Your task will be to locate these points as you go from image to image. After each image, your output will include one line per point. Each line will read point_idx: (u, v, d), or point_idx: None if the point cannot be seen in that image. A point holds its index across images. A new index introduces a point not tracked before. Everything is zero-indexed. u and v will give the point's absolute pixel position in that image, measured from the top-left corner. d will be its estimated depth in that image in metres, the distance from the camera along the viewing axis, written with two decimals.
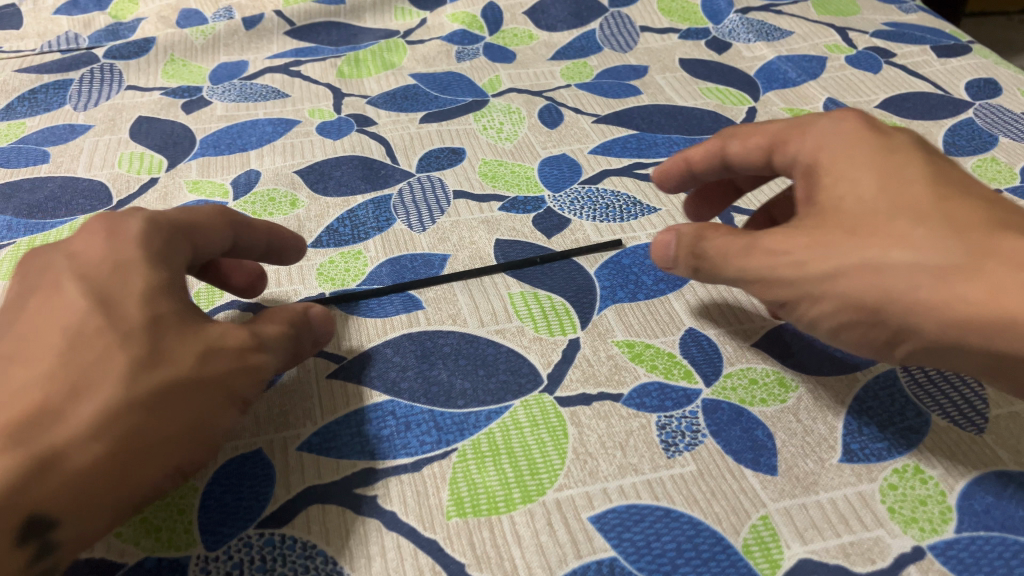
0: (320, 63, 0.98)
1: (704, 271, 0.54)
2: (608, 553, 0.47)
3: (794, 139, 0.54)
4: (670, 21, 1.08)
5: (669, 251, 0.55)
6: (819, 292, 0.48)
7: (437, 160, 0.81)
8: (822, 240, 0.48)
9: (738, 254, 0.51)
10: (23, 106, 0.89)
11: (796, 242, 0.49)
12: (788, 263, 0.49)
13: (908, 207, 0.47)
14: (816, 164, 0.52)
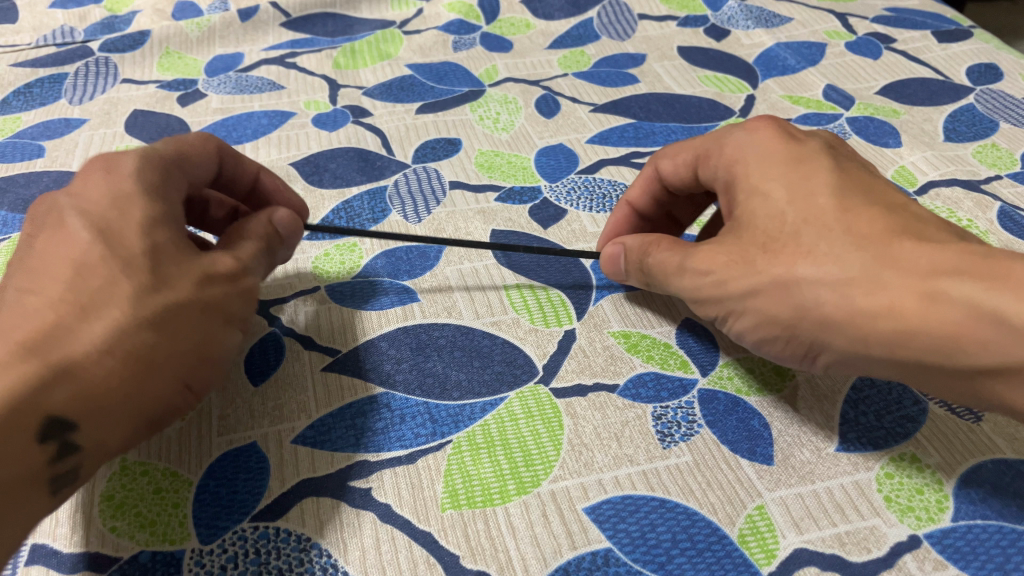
0: (316, 54, 0.98)
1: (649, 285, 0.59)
2: (603, 544, 0.47)
3: (704, 162, 0.59)
4: (669, 9, 1.07)
5: (620, 269, 0.60)
6: (741, 304, 0.51)
7: (433, 151, 0.80)
8: (742, 259, 0.51)
9: (668, 275, 0.55)
10: (18, 100, 0.89)
11: (717, 266, 0.52)
12: (714, 284, 0.52)
13: (799, 222, 0.50)
14: (748, 176, 0.54)
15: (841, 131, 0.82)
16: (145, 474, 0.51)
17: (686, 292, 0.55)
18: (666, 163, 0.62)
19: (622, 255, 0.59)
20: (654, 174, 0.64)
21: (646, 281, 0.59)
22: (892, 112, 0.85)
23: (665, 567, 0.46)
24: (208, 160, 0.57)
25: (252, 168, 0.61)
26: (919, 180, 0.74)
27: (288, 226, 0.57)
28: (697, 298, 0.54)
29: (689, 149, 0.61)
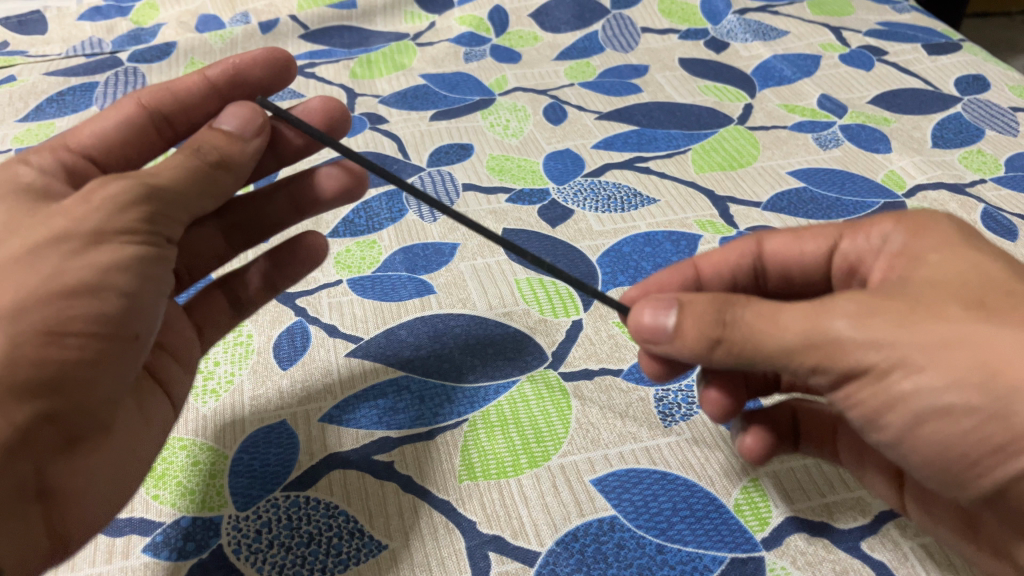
0: (333, 64, 1.03)
1: (731, 335, 0.41)
2: (609, 511, 0.50)
3: (852, 242, 0.50)
4: (671, 22, 1.12)
5: (667, 326, 0.43)
6: (901, 356, 0.38)
7: (447, 155, 0.85)
8: (911, 320, 0.38)
9: (765, 322, 0.40)
10: (52, 107, 0.94)
11: (869, 323, 0.38)
12: (870, 339, 0.38)
13: (990, 284, 0.40)
14: (913, 254, 0.44)
15: (834, 138, 0.86)
16: (185, 448, 0.55)
17: (806, 324, 0.39)
18: (777, 241, 0.53)
19: (673, 310, 0.43)
20: (752, 255, 0.54)
21: (716, 333, 0.41)
22: (883, 120, 0.89)
23: (666, 532, 0.49)
24: (119, 121, 0.56)
25: (193, 81, 0.57)
26: (908, 183, 0.79)
27: (224, 120, 0.51)
28: (804, 345, 0.39)
29: (811, 236, 0.52)
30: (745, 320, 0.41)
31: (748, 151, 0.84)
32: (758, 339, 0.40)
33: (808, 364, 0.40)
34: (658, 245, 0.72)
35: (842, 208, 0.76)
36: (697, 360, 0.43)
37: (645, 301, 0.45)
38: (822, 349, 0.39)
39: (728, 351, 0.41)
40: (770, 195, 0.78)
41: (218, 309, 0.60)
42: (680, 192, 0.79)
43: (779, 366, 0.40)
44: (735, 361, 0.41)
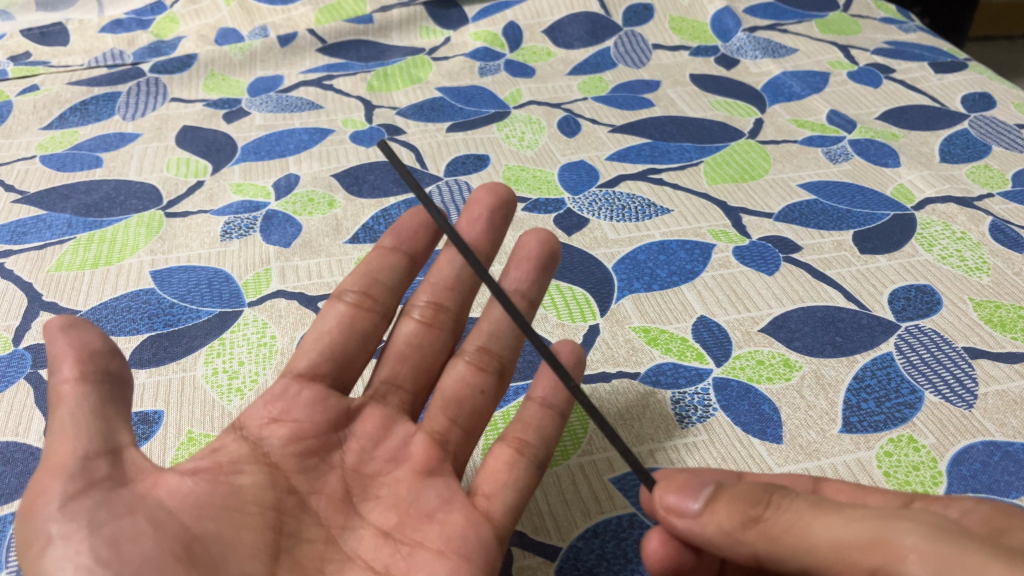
0: (351, 77, 1.05)
1: (770, 519, 0.37)
2: (628, 509, 0.51)
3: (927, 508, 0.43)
4: (681, 39, 1.15)
5: (693, 506, 0.40)
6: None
7: (463, 165, 0.86)
8: (1007, 555, 0.33)
9: (818, 514, 0.36)
10: (75, 116, 0.96)
11: (945, 538, 0.34)
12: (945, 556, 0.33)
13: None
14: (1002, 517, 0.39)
15: (844, 152, 0.88)
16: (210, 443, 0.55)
17: (871, 524, 0.35)
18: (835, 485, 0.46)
19: (704, 493, 0.40)
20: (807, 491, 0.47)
21: (754, 513, 0.38)
22: (891, 135, 0.91)
23: None
24: (328, 318, 0.53)
25: (373, 254, 0.58)
26: (917, 197, 0.80)
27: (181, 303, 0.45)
28: (860, 544, 0.35)
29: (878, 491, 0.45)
30: (791, 508, 0.37)
31: (759, 163, 0.86)
32: (804, 527, 0.36)
33: (867, 568, 0.35)
34: (672, 254, 0.73)
35: (852, 220, 0.77)
36: (721, 546, 0.39)
37: (672, 477, 0.41)
38: (885, 549, 0.34)
39: (762, 534, 0.37)
40: (782, 207, 0.79)
41: (501, 466, 0.48)
42: (693, 203, 0.80)
43: (822, 565, 0.36)
44: (764, 547, 0.38)
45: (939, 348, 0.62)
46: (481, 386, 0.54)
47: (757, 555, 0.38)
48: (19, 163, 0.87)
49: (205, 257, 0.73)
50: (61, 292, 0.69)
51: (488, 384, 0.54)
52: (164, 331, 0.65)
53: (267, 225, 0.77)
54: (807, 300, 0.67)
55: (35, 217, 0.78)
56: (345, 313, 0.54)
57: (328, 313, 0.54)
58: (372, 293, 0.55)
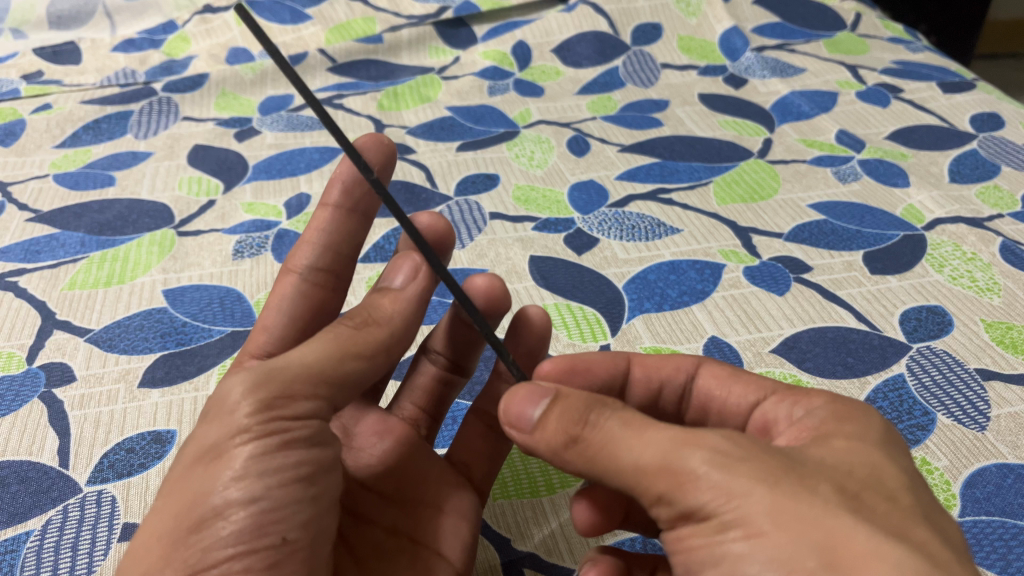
0: (362, 96, 1.05)
1: (589, 438, 0.36)
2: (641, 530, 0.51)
3: (777, 405, 0.42)
4: (690, 58, 1.16)
5: (532, 417, 0.38)
6: (741, 515, 0.32)
7: (473, 185, 0.87)
8: (776, 481, 0.32)
9: (631, 433, 0.35)
10: (88, 134, 0.97)
11: (732, 468, 0.33)
12: (725, 485, 0.32)
13: (878, 481, 0.34)
14: (822, 435, 0.37)
15: (853, 172, 0.88)
16: None
17: (666, 448, 0.34)
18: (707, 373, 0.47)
19: (543, 403, 0.38)
20: (687, 374, 0.48)
21: (575, 431, 0.37)
22: (900, 155, 0.91)
23: None
24: (288, 295, 0.54)
25: (325, 217, 0.55)
26: (927, 217, 0.80)
27: (390, 274, 0.46)
28: (653, 468, 0.34)
29: (746, 382, 0.45)
30: (609, 426, 0.36)
31: (769, 183, 0.86)
32: (616, 447, 0.35)
33: (655, 491, 0.34)
34: (683, 274, 0.73)
35: (862, 240, 0.77)
36: (548, 458, 0.38)
37: (517, 388, 0.40)
38: (672, 476, 0.34)
39: (583, 455, 0.36)
40: (792, 227, 0.79)
41: (475, 436, 0.52)
42: (702, 223, 0.80)
43: (628, 484, 0.36)
44: (585, 466, 0.37)
45: (950, 370, 0.62)
46: (450, 381, 0.56)
47: (580, 472, 0.37)
48: (32, 182, 0.87)
49: (217, 276, 0.73)
50: (74, 310, 0.69)
51: (455, 378, 0.56)
52: (177, 350, 0.65)
53: (278, 244, 0.77)
54: (818, 321, 0.67)
55: (49, 236, 0.79)
56: (302, 289, 0.54)
57: (284, 284, 0.54)
58: (330, 269, 0.55)
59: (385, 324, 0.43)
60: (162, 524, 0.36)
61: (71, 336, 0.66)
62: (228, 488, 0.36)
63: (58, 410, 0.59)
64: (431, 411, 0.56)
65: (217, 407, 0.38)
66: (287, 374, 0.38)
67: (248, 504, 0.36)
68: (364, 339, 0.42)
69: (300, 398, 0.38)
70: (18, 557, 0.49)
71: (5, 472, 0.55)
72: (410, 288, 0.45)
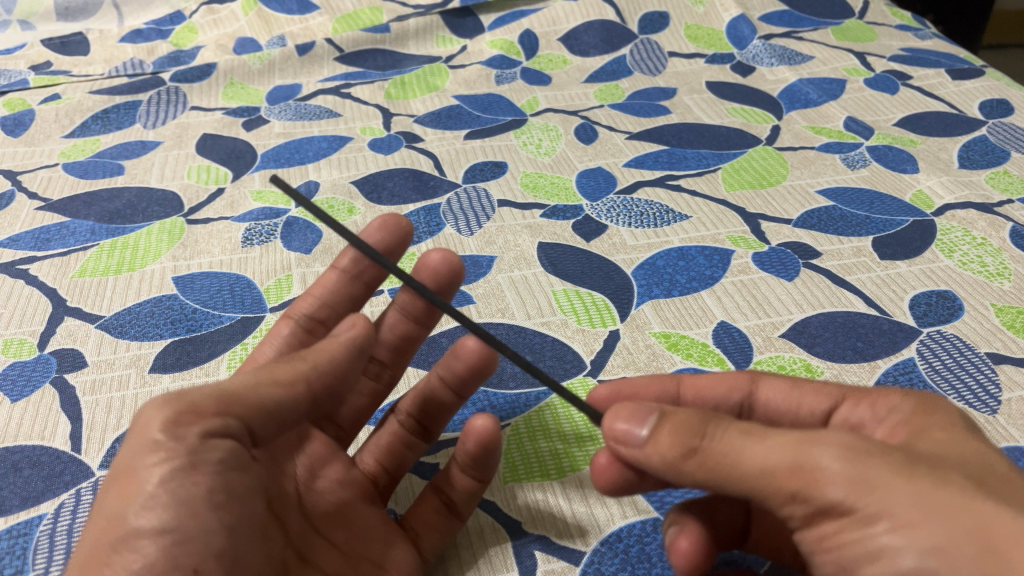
0: (369, 85, 1.06)
1: (708, 448, 0.38)
2: (652, 514, 0.51)
3: (853, 408, 0.46)
4: (697, 47, 1.16)
5: (641, 434, 0.40)
6: (881, 509, 0.34)
7: (481, 173, 0.87)
8: (910, 473, 0.35)
9: (749, 441, 0.37)
10: (97, 124, 0.97)
11: (862, 461, 0.35)
12: (858, 478, 0.35)
13: (987, 462, 0.38)
14: (915, 428, 0.42)
15: (862, 159, 0.88)
16: None
17: (793, 448, 0.36)
18: (772, 386, 0.50)
19: (651, 421, 0.40)
20: (743, 394, 0.50)
21: (693, 443, 0.38)
22: (909, 142, 0.90)
23: None
24: (278, 342, 0.57)
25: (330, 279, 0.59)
26: (937, 203, 0.80)
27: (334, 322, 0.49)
28: (784, 468, 0.36)
29: (812, 390, 0.49)
30: (728, 436, 0.38)
31: (777, 170, 0.86)
32: (739, 455, 0.37)
33: (786, 491, 0.36)
34: (692, 260, 0.73)
35: (871, 226, 0.77)
36: (663, 473, 0.40)
37: (619, 408, 0.42)
38: (803, 476, 0.36)
39: (704, 465, 0.38)
40: (801, 213, 0.79)
41: (432, 511, 0.49)
42: (711, 209, 0.80)
43: (753, 489, 0.37)
44: (703, 477, 0.38)
45: (961, 354, 0.62)
46: (413, 445, 0.54)
47: (696, 482, 0.39)
48: (42, 171, 0.88)
49: (226, 263, 0.74)
50: (85, 297, 0.69)
51: (419, 442, 0.54)
52: (187, 336, 0.65)
53: (288, 231, 0.77)
54: (827, 306, 0.67)
55: (59, 225, 0.79)
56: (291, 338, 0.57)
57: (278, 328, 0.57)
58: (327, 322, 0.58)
59: (308, 358, 0.45)
60: (79, 554, 0.38)
61: (82, 323, 0.66)
62: (138, 517, 0.37)
63: (70, 395, 0.60)
64: (391, 471, 0.53)
65: (134, 432, 0.39)
66: (194, 395, 0.40)
67: (156, 531, 0.37)
68: (283, 371, 0.44)
69: (209, 417, 0.40)
70: (31, 541, 0.49)
71: (18, 458, 0.55)
72: (344, 331, 0.47)
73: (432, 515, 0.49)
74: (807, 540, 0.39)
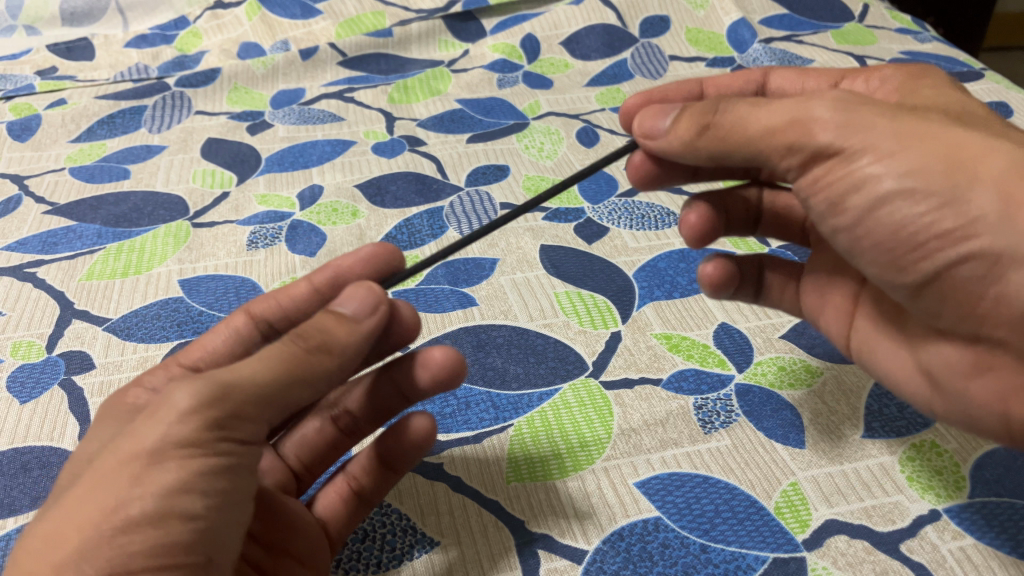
0: (372, 89, 1.06)
1: (718, 121, 0.49)
2: (653, 513, 0.51)
3: (853, 83, 0.61)
4: (698, 51, 1.16)
5: (663, 125, 0.53)
6: (867, 143, 0.44)
7: (484, 176, 0.88)
8: (893, 115, 0.45)
9: (754, 108, 0.48)
10: (103, 129, 0.98)
11: (850, 109, 0.45)
12: (846, 122, 0.45)
13: (958, 114, 0.50)
14: (907, 92, 0.57)
15: None
16: None
17: (791, 110, 0.46)
18: (778, 79, 0.64)
19: (672, 116, 0.52)
20: (756, 84, 0.64)
21: (707, 121, 0.49)
22: None
23: (709, 532, 0.50)
24: (227, 334, 0.53)
25: (298, 292, 0.54)
26: None
27: (343, 300, 0.44)
28: (781, 125, 0.46)
29: (815, 77, 0.63)
30: (735, 110, 0.48)
31: None
32: (742, 119, 0.48)
33: (784, 142, 0.46)
34: (693, 262, 0.74)
35: None
36: (682, 154, 0.52)
37: (647, 111, 0.54)
38: (800, 126, 0.46)
39: (714, 136, 0.49)
40: None
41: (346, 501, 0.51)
42: None
43: (754, 147, 0.48)
44: (715, 147, 0.49)
45: None
46: (337, 441, 0.55)
47: (710, 155, 0.50)
48: (48, 176, 0.89)
49: (232, 266, 0.74)
50: (92, 300, 0.70)
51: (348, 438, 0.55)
52: (193, 338, 0.66)
53: (292, 234, 0.78)
54: None
55: (66, 228, 0.80)
56: (244, 332, 0.54)
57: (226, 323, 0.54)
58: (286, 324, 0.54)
59: (337, 355, 0.42)
60: (88, 518, 0.35)
61: (89, 325, 0.67)
62: (169, 500, 0.36)
63: (78, 397, 0.60)
64: (313, 465, 0.55)
65: (163, 413, 0.37)
66: (238, 394, 0.39)
67: (192, 519, 0.37)
68: (313, 366, 0.41)
69: (247, 420, 0.39)
70: None
71: (28, 458, 0.56)
72: (368, 322, 0.44)
73: (344, 506, 0.51)
74: (801, 187, 0.48)
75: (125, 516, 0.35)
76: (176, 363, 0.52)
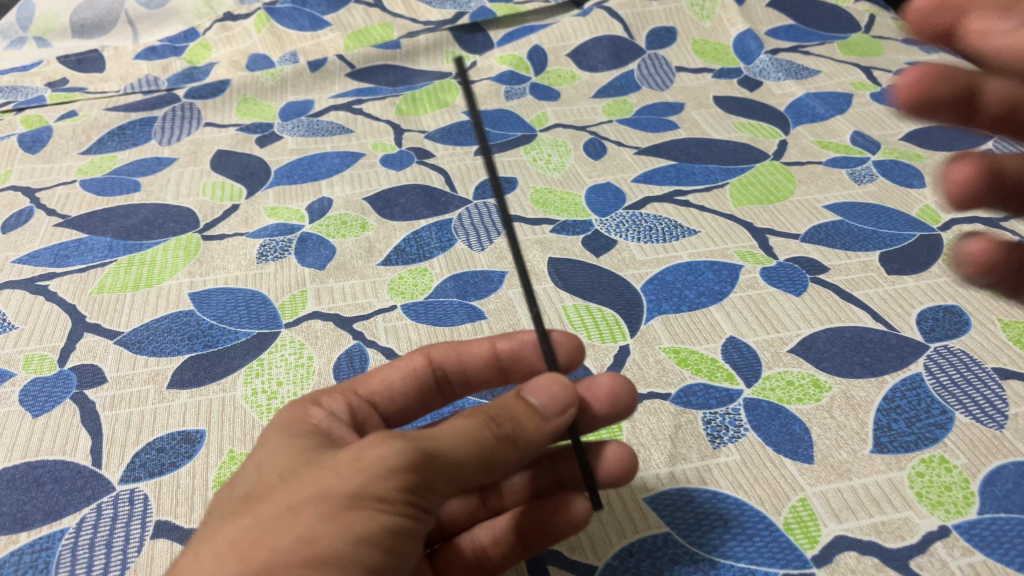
0: (380, 101, 1.07)
1: None
2: (662, 528, 0.51)
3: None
4: (704, 61, 1.17)
5: None
6: None
7: (492, 188, 0.88)
8: None
9: None
10: (113, 141, 0.99)
11: None
12: None
13: None
14: None
15: (868, 173, 0.88)
16: None
17: None
18: (999, 83, 0.49)
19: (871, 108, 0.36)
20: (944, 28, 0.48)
21: None
22: (915, 156, 0.91)
23: (719, 548, 0.50)
24: (405, 373, 0.54)
25: (478, 350, 0.55)
26: (943, 218, 0.81)
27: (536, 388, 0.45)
28: None
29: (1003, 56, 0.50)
30: None
31: (784, 185, 0.87)
32: None
33: None
34: (700, 275, 0.74)
35: (878, 241, 0.77)
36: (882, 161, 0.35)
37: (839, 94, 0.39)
38: None
39: None
40: (809, 228, 0.80)
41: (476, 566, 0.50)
42: (719, 224, 0.81)
43: None
44: None
45: (968, 368, 0.62)
46: (478, 512, 0.54)
47: None
48: (60, 188, 0.89)
49: (242, 279, 0.75)
50: (103, 313, 0.70)
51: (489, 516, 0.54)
52: (204, 351, 0.66)
53: (301, 247, 0.79)
54: (835, 321, 0.68)
55: (77, 241, 0.80)
56: (421, 375, 0.54)
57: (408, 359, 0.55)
58: (459, 378, 0.55)
59: (521, 450, 0.43)
60: (280, 543, 0.37)
61: (101, 338, 0.68)
62: (355, 547, 0.38)
63: (90, 411, 0.61)
64: (449, 529, 0.54)
65: (366, 461, 0.39)
66: (435, 467, 0.40)
67: (368, 568, 0.39)
68: (499, 453, 0.42)
69: (436, 495, 0.41)
70: (54, 554, 0.50)
71: (40, 472, 0.56)
72: (557, 424, 0.44)
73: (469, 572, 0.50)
74: None
75: (315, 552, 0.37)
76: (353, 392, 0.52)
